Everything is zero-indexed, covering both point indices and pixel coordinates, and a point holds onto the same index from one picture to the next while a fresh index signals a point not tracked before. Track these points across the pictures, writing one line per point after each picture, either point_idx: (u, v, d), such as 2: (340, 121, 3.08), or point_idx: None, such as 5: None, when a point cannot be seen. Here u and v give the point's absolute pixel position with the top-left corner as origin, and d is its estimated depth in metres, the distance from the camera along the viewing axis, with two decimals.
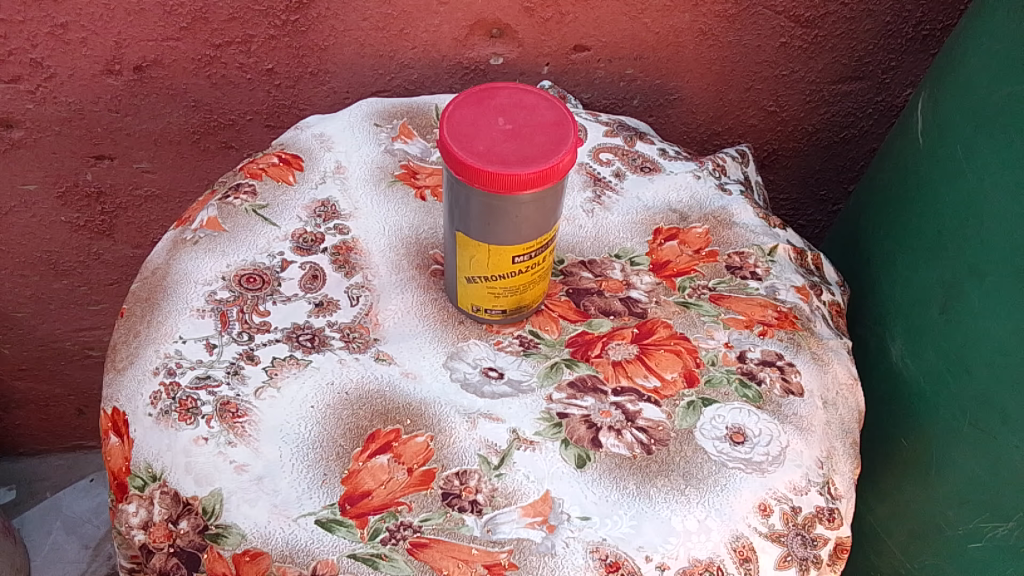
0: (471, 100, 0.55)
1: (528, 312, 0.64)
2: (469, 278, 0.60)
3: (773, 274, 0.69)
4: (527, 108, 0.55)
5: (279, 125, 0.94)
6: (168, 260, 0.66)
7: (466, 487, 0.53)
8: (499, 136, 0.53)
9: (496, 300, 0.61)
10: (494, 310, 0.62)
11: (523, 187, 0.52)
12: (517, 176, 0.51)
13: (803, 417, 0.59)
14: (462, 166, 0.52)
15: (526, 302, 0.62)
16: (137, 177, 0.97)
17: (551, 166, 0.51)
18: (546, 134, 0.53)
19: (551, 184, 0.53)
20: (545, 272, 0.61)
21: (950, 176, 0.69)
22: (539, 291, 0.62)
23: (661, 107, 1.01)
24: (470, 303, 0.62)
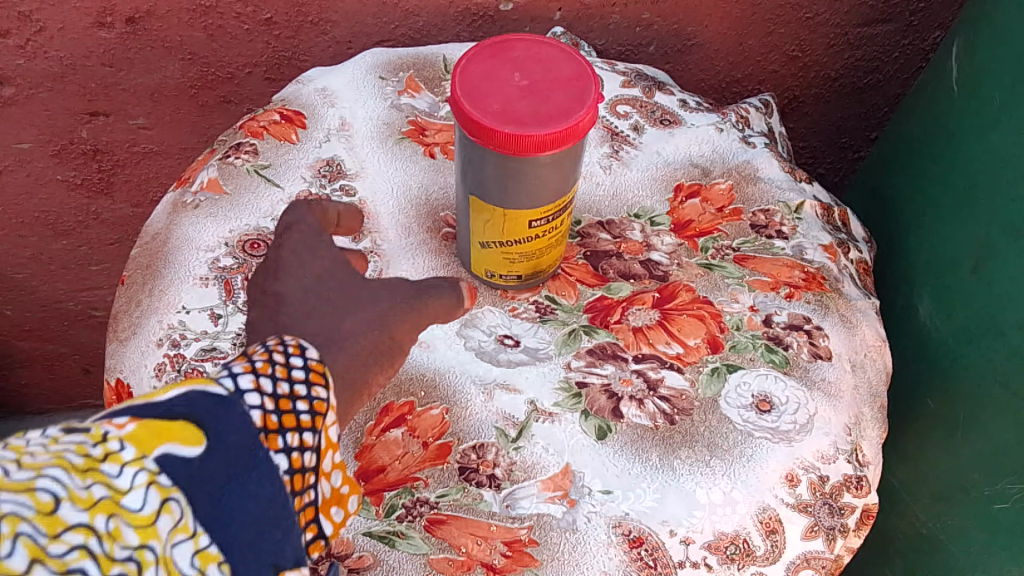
0: (485, 51, 0.51)
1: (545, 276, 0.61)
2: (483, 243, 0.57)
3: (800, 232, 0.66)
4: (544, 61, 0.51)
5: (279, 78, 0.90)
6: (168, 224, 0.64)
7: (483, 461, 0.51)
8: (515, 94, 0.50)
9: (511, 265, 0.58)
10: (509, 275, 0.59)
11: (542, 149, 0.49)
12: (535, 138, 0.48)
13: (832, 383, 0.57)
14: (477, 128, 0.49)
15: (543, 266, 0.59)
16: (134, 134, 0.94)
17: (571, 126, 0.48)
18: (565, 90, 0.50)
19: (570, 145, 0.50)
20: (563, 234, 0.58)
21: (986, 127, 0.65)
22: (557, 254, 0.60)
23: (678, 53, 0.96)
24: (484, 269, 0.60)
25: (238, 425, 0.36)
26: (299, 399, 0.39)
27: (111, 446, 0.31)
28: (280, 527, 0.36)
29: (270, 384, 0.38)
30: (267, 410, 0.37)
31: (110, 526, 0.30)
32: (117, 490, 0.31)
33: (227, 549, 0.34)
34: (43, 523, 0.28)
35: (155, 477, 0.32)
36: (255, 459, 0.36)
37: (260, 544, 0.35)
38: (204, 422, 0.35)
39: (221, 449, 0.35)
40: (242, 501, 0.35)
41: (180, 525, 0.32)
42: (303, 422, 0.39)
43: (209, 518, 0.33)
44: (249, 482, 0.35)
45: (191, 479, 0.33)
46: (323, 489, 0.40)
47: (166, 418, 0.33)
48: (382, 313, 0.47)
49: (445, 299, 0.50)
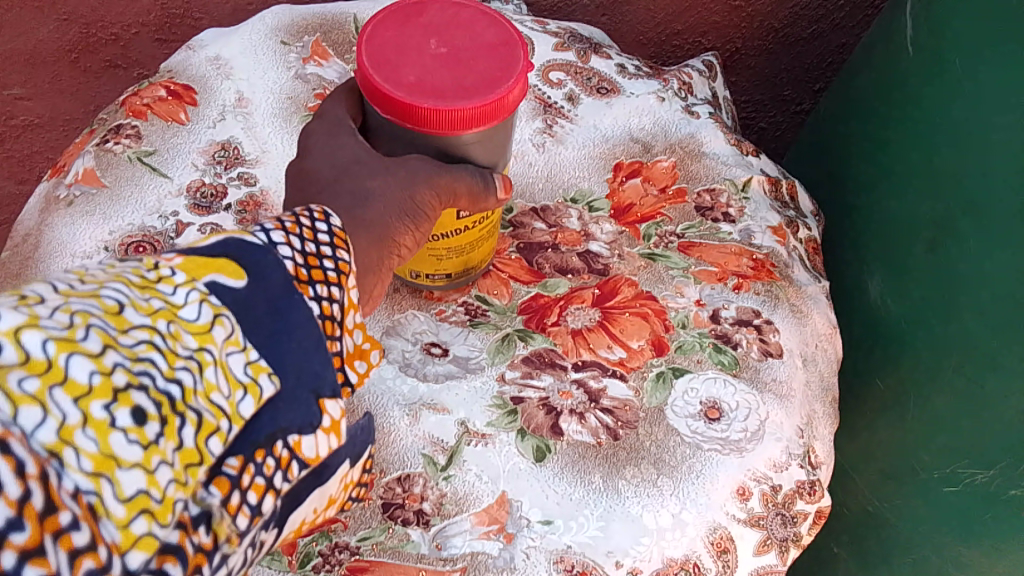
0: (393, 16, 0.43)
1: (478, 267, 0.55)
2: None
3: (748, 214, 0.61)
4: (464, 24, 0.44)
5: (171, 38, 0.79)
6: (40, 224, 0.55)
7: (410, 494, 0.46)
8: (433, 63, 0.42)
9: (438, 263, 0.52)
10: (438, 274, 0.53)
11: (468, 126, 0.42)
12: (460, 111, 0.41)
13: (784, 383, 0.53)
14: (391, 102, 0.41)
15: (474, 257, 0.53)
16: (11, 105, 0.83)
17: (499, 98, 0.42)
18: (491, 57, 0.43)
19: (501, 117, 0.43)
20: (494, 221, 0.51)
21: (945, 95, 0.61)
22: (488, 242, 0.53)
23: (613, 4, 0.89)
24: (408, 268, 0.53)
25: (278, 264, 0.33)
26: (326, 258, 0.36)
27: (164, 270, 0.29)
28: (323, 354, 0.33)
29: (299, 242, 0.35)
30: (298, 264, 0.34)
31: (172, 329, 0.28)
32: (175, 302, 0.29)
33: (280, 365, 0.31)
34: (111, 319, 0.27)
35: (208, 296, 0.30)
36: (293, 297, 0.32)
37: (306, 369, 0.32)
38: (246, 261, 0.32)
39: (263, 285, 0.32)
40: (289, 327, 0.32)
41: (236, 338, 0.30)
42: (331, 280, 0.35)
43: (260, 339, 0.31)
44: (292, 312, 0.32)
45: (240, 304, 0.30)
46: (347, 345, 0.37)
47: (208, 254, 0.31)
48: (407, 169, 0.43)
49: (476, 177, 0.44)
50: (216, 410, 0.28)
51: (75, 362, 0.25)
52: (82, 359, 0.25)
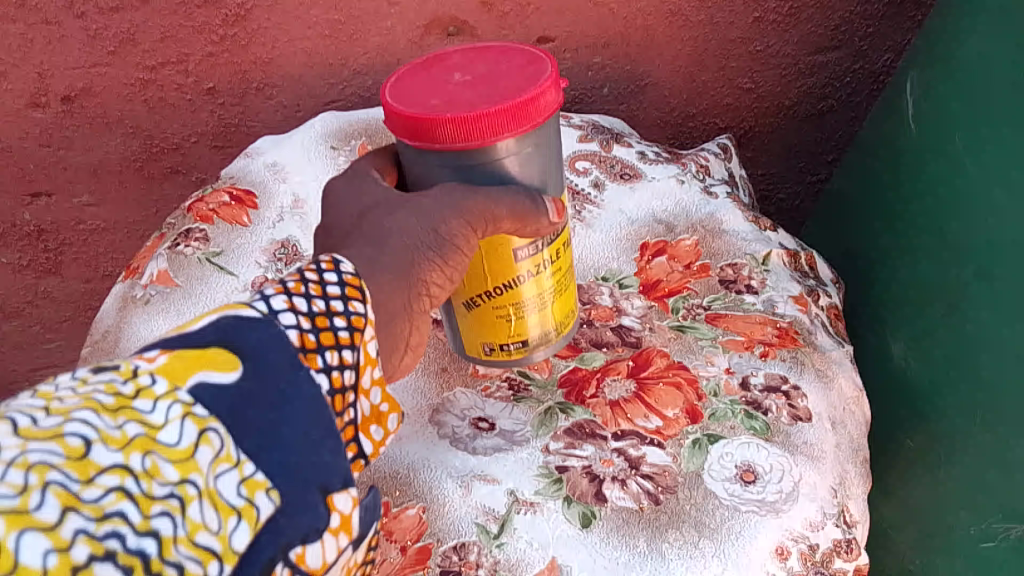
0: (418, 68, 0.48)
1: (554, 334, 0.56)
2: (468, 303, 0.53)
3: (770, 285, 0.65)
4: (488, 61, 0.47)
5: (227, 145, 0.86)
6: (118, 322, 0.61)
7: (466, 562, 0.49)
8: (459, 89, 0.45)
9: (510, 326, 0.54)
10: (511, 342, 0.55)
11: (499, 129, 0.43)
12: (490, 114, 0.42)
13: (814, 445, 0.56)
14: (421, 123, 0.43)
15: (547, 319, 0.55)
16: (79, 212, 0.90)
17: (528, 99, 0.43)
18: (517, 75, 0.45)
19: (535, 122, 0.44)
20: (558, 275, 0.54)
21: (948, 168, 0.65)
22: (560, 305, 0.55)
23: (631, 93, 0.95)
24: (481, 343, 0.55)
25: (276, 341, 0.34)
26: (337, 316, 0.37)
27: (142, 381, 0.30)
28: (332, 438, 0.34)
29: (305, 303, 0.36)
30: (304, 330, 0.35)
31: (146, 464, 0.28)
32: (151, 427, 0.29)
33: (274, 474, 0.31)
34: (74, 468, 0.27)
35: (189, 409, 0.30)
36: (297, 375, 0.34)
37: (308, 461, 0.32)
38: (240, 348, 0.33)
39: (260, 368, 0.33)
40: (287, 417, 0.33)
41: (223, 455, 0.30)
42: (342, 340, 0.37)
43: (251, 447, 0.31)
44: (291, 397, 0.33)
45: (226, 406, 0.31)
46: (363, 408, 0.39)
47: (198, 346, 0.32)
48: (428, 204, 0.45)
49: (524, 197, 0.46)
50: (200, 552, 0.28)
51: (26, 540, 0.25)
52: (36, 535, 0.25)
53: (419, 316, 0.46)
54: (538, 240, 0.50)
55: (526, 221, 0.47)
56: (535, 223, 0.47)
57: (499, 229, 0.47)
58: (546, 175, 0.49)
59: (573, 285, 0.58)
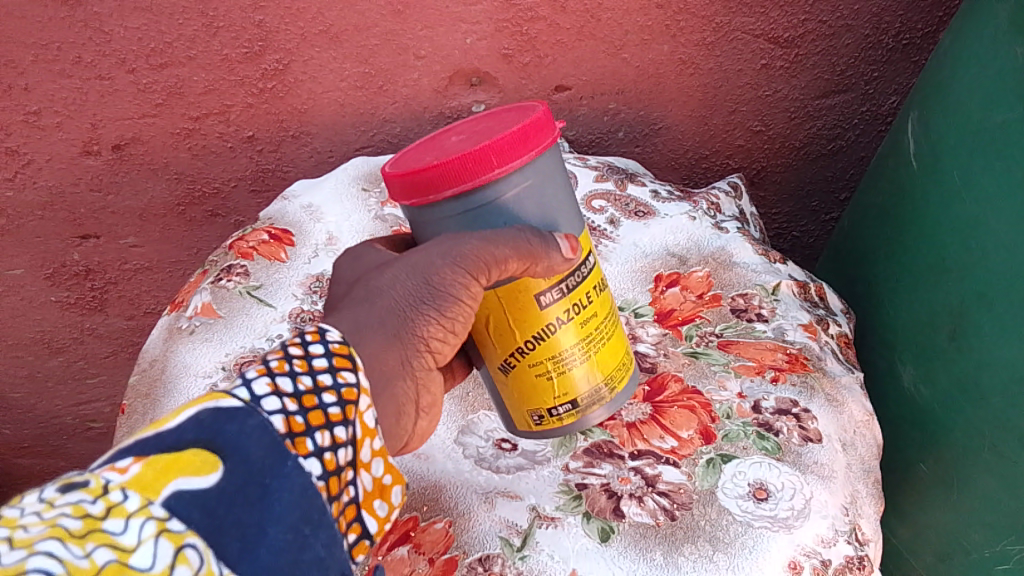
0: (419, 145, 0.51)
1: (608, 392, 0.53)
2: (505, 364, 0.51)
3: (779, 313, 0.68)
4: (483, 122, 0.50)
5: (264, 189, 0.92)
6: (165, 351, 0.65)
7: (491, 573, 0.51)
8: (456, 144, 0.47)
9: (553, 385, 0.52)
10: (559, 405, 0.52)
11: (498, 161, 0.44)
12: (494, 144, 0.44)
13: (824, 465, 0.58)
14: (434, 175, 0.45)
15: (594, 373, 0.52)
16: (125, 252, 0.96)
17: (522, 131, 0.45)
18: (509, 121, 0.48)
19: (539, 146, 0.46)
20: (596, 323, 0.52)
21: (948, 201, 0.68)
22: (607, 357, 0.53)
23: (646, 137, 0.99)
24: (529, 411, 0.53)
25: (258, 431, 0.35)
26: (325, 392, 0.38)
27: (114, 497, 0.30)
28: (324, 529, 0.35)
29: (290, 383, 0.38)
30: (289, 412, 0.36)
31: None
32: (124, 549, 0.29)
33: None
34: None
35: (164, 525, 0.30)
36: (284, 467, 0.35)
37: (300, 558, 0.34)
38: (220, 445, 0.33)
39: (242, 466, 0.33)
40: (273, 515, 0.33)
41: (202, 571, 0.30)
42: (332, 417, 0.38)
43: (234, 556, 0.31)
44: (276, 493, 0.34)
45: (203, 515, 0.31)
46: (364, 483, 0.40)
47: (173, 449, 0.32)
48: (417, 262, 0.46)
49: (527, 233, 0.45)
50: None
51: None
52: None
53: (422, 371, 0.48)
54: (562, 282, 0.49)
55: (535, 259, 0.45)
56: (547, 260, 0.46)
57: (509, 272, 0.46)
58: (561, 211, 0.49)
59: (622, 340, 0.55)
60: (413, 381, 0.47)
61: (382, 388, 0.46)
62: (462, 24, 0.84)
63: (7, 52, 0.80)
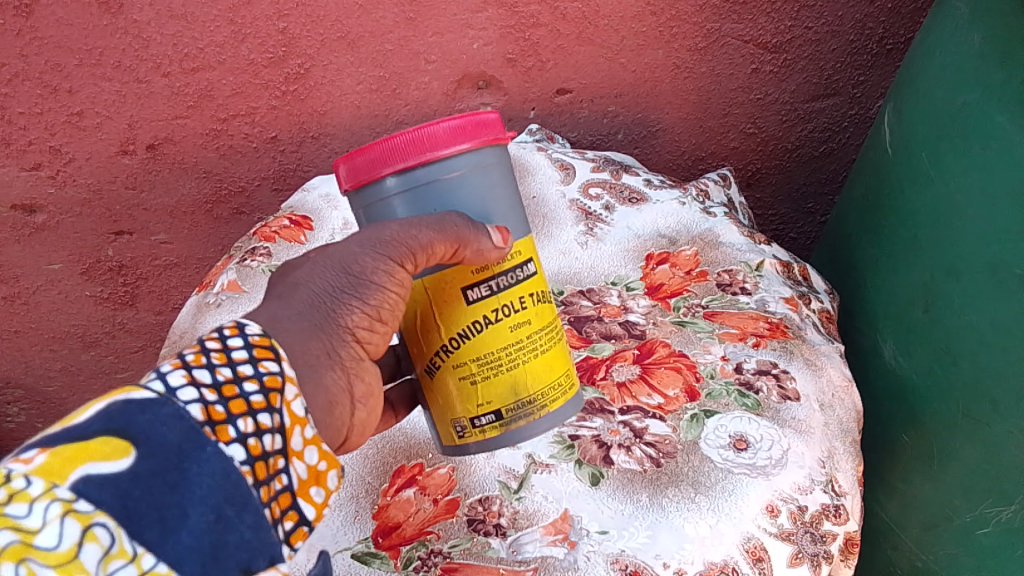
0: None
1: (537, 410, 0.52)
2: (429, 367, 0.51)
3: (762, 287, 0.74)
4: None
5: (285, 188, 0.99)
6: (194, 323, 0.71)
7: (489, 512, 0.57)
8: None
9: (476, 391, 0.50)
10: (482, 415, 0.51)
11: (437, 145, 0.46)
12: (434, 130, 0.46)
13: (802, 421, 0.62)
14: (374, 156, 0.46)
15: (522, 386, 0.51)
16: (156, 249, 1.03)
17: (463, 122, 0.47)
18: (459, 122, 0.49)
19: (481, 140, 0.47)
20: (527, 330, 0.50)
21: (919, 183, 0.72)
22: (539, 371, 0.51)
23: (644, 139, 1.05)
24: (453, 420, 0.52)
25: (173, 419, 0.33)
26: (246, 381, 0.37)
27: (16, 484, 0.29)
28: (248, 513, 0.34)
29: (207, 374, 0.36)
30: (209, 402, 0.35)
31: (21, 572, 0.27)
32: (26, 532, 0.28)
33: (180, 564, 0.31)
34: None
35: (71, 506, 0.29)
36: (203, 452, 0.33)
37: (224, 541, 0.33)
38: (130, 431, 0.32)
39: (158, 451, 0.32)
40: (193, 498, 0.32)
41: (115, 551, 0.29)
42: (255, 404, 0.37)
43: (153, 538, 0.30)
44: (194, 477, 0.33)
45: (117, 498, 0.30)
46: (299, 471, 0.39)
47: (80, 438, 0.31)
48: (339, 254, 0.46)
49: (454, 218, 0.45)
50: None
51: None
52: None
53: (351, 361, 0.46)
54: (490, 279, 0.49)
55: (463, 244, 0.46)
56: (475, 245, 0.46)
57: (437, 256, 0.46)
58: (501, 207, 0.50)
59: (562, 359, 0.53)
60: (343, 371, 0.46)
61: (310, 379, 0.43)
62: (469, 31, 0.91)
63: (56, 56, 0.87)
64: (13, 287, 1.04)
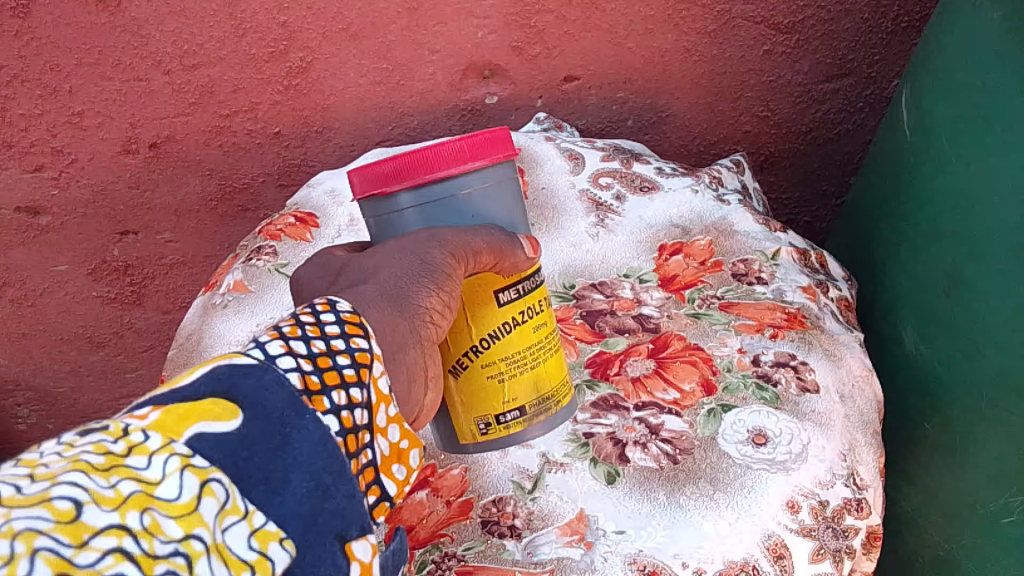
0: None
1: (553, 405, 0.53)
2: (453, 368, 0.50)
3: (779, 277, 0.73)
4: None
5: (290, 184, 0.98)
6: (201, 325, 0.70)
7: (504, 512, 0.56)
8: None
9: (503, 389, 0.50)
10: (507, 411, 0.51)
11: (450, 160, 0.45)
12: (450, 146, 0.45)
13: (822, 413, 0.61)
14: (387, 170, 0.45)
15: (541, 383, 0.52)
16: (162, 247, 1.02)
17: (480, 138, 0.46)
18: None
19: (495, 156, 0.47)
20: (546, 330, 0.52)
21: (938, 166, 0.70)
22: (553, 369, 0.53)
23: (654, 124, 1.02)
24: (474, 418, 0.51)
25: (275, 385, 0.33)
26: (339, 354, 0.37)
27: (134, 437, 0.29)
28: (344, 482, 0.33)
29: (303, 345, 0.36)
30: (306, 371, 0.35)
31: (146, 521, 0.27)
32: (148, 482, 0.28)
33: (286, 525, 0.31)
34: (65, 533, 0.25)
35: (189, 460, 0.29)
36: (302, 419, 0.33)
37: (322, 508, 0.32)
38: (236, 395, 0.32)
39: (262, 415, 0.32)
40: (295, 463, 0.32)
41: (229, 506, 0.29)
42: (347, 378, 0.36)
43: (260, 498, 0.30)
44: (296, 443, 0.32)
45: (228, 456, 0.30)
46: (383, 447, 0.38)
47: (192, 398, 0.31)
48: (409, 242, 0.45)
49: (499, 231, 0.47)
50: None
51: None
52: None
53: (428, 343, 0.44)
54: (518, 283, 0.50)
55: (504, 256, 0.47)
56: (513, 259, 0.47)
57: (481, 267, 0.46)
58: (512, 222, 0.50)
59: (562, 355, 0.55)
60: (421, 351, 0.44)
61: (394, 356, 0.42)
62: (473, 19, 0.90)
63: (55, 56, 0.87)
64: (20, 289, 1.04)
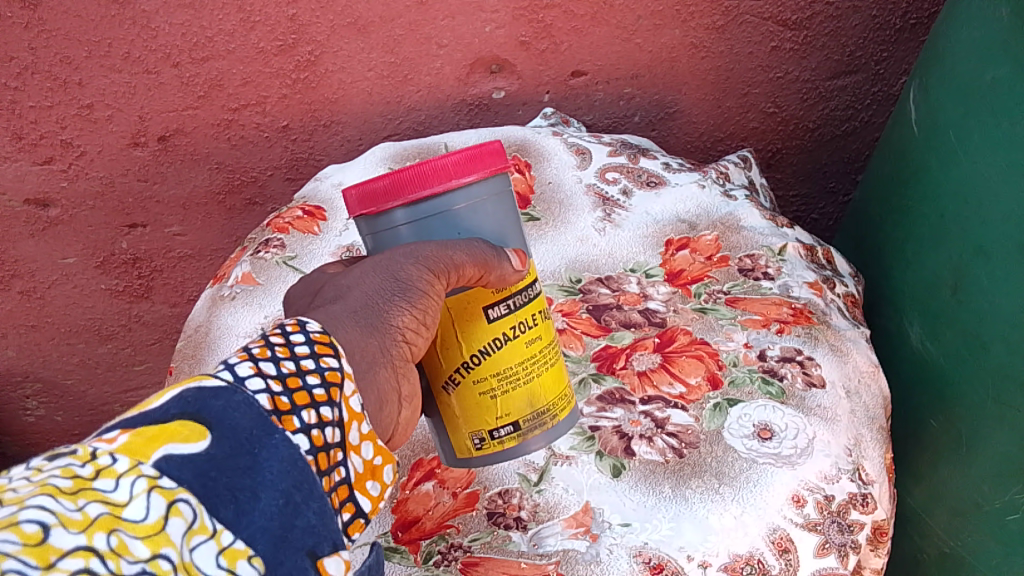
0: None
1: (548, 420, 0.53)
2: (446, 385, 0.50)
3: (785, 272, 0.73)
4: None
5: (298, 177, 0.98)
6: (208, 317, 0.70)
7: (510, 504, 0.56)
8: None
9: (496, 405, 0.50)
10: (501, 426, 0.51)
11: (445, 176, 0.45)
12: (441, 162, 0.45)
13: (827, 408, 0.61)
14: (380, 187, 0.45)
15: (538, 398, 0.52)
16: (170, 241, 1.02)
17: (474, 151, 0.46)
18: None
19: (488, 170, 0.47)
20: (541, 345, 0.52)
21: (946, 163, 0.70)
22: (550, 383, 0.52)
23: (662, 120, 1.02)
24: (470, 433, 0.51)
25: (244, 406, 0.34)
26: (309, 374, 0.37)
27: (102, 461, 0.29)
28: (315, 500, 0.34)
29: (273, 366, 0.36)
30: (275, 392, 0.35)
31: (113, 542, 0.27)
32: (115, 505, 0.28)
33: (254, 543, 0.31)
34: (32, 555, 0.25)
35: (157, 481, 0.29)
36: (271, 439, 0.33)
37: (292, 524, 0.33)
38: (203, 416, 0.32)
39: (230, 436, 0.32)
40: (264, 481, 0.32)
41: (196, 526, 0.29)
42: (317, 398, 0.36)
43: (229, 517, 0.31)
44: (264, 462, 0.33)
45: (196, 477, 0.30)
46: (356, 465, 0.38)
47: (160, 421, 0.31)
48: (387, 259, 0.46)
49: (484, 244, 0.46)
50: None
51: None
52: None
53: (400, 360, 0.45)
54: (508, 299, 0.50)
55: (489, 269, 0.47)
56: (499, 271, 0.47)
57: (465, 280, 0.46)
58: (505, 231, 0.50)
59: (563, 368, 0.55)
60: (393, 370, 0.45)
61: (366, 376, 0.43)
62: (481, 13, 0.90)
63: (65, 48, 0.87)
64: (28, 281, 1.04)
